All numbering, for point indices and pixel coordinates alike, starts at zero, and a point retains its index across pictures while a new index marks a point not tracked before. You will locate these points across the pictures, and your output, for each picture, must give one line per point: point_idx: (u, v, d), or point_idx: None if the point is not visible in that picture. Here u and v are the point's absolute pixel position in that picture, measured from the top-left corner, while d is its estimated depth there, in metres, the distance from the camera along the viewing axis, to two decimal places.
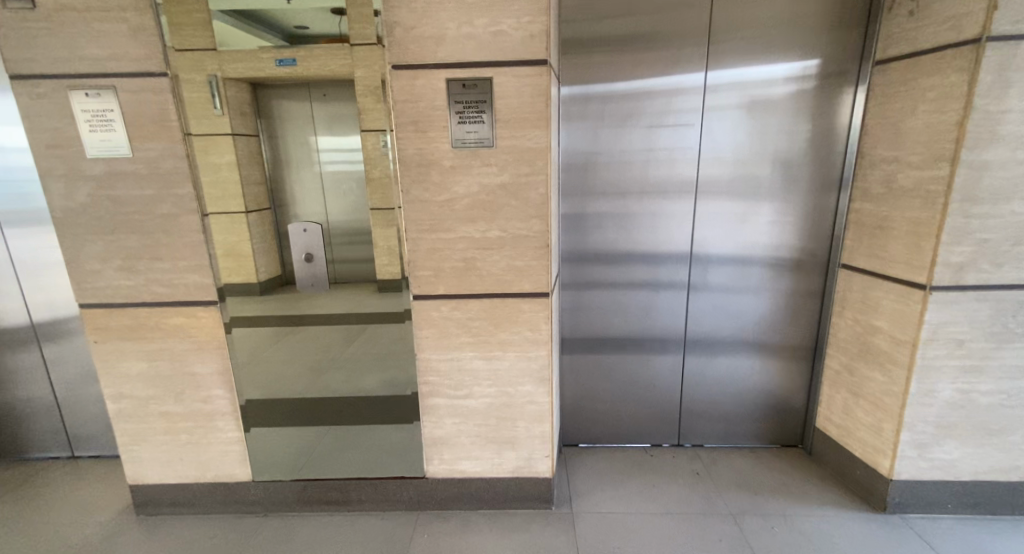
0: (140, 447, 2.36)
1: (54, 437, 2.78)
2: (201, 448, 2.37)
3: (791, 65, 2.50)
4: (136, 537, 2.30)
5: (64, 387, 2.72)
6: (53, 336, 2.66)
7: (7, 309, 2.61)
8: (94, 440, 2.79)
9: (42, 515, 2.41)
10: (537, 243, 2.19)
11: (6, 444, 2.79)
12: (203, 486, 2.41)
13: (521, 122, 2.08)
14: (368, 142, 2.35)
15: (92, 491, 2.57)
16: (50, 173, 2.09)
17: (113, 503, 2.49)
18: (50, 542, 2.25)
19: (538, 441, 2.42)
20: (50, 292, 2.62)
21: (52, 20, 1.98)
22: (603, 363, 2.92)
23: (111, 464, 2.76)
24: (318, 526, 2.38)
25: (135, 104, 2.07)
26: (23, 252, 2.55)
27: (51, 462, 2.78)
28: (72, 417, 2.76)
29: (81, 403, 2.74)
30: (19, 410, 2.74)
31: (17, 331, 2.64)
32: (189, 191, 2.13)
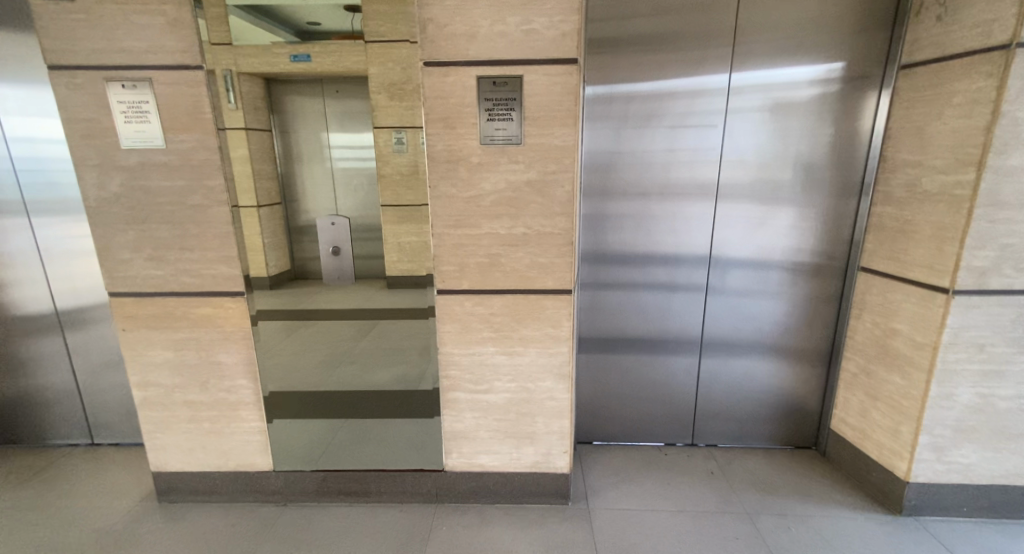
0: (164, 434, 2.39)
1: (75, 423, 2.82)
2: (224, 437, 2.40)
3: (815, 68, 2.51)
4: (158, 524, 2.33)
5: (87, 374, 2.75)
6: (78, 323, 2.69)
7: (34, 296, 2.64)
8: (115, 427, 2.83)
9: (66, 500, 2.44)
10: (561, 241, 2.22)
11: (27, 429, 2.82)
12: (225, 474, 2.44)
13: (549, 120, 2.10)
14: (381, 139, 2.57)
15: (114, 477, 2.60)
16: (85, 164, 2.13)
17: (134, 491, 2.52)
18: (75, 527, 2.29)
19: (556, 437, 2.44)
20: (76, 280, 2.64)
21: (91, 12, 2.01)
22: (620, 362, 2.94)
23: (131, 451, 2.80)
24: (337, 516, 2.41)
25: (170, 97, 2.10)
26: (51, 241, 2.58)
27: (72, 448, 2.82)
28: (94, 404, 2.79)
29: (103, 391, 2.78)
30: (42, 396, 2.77)
31: (43, 318, 2.67)
32: (220, 183, 2.16)
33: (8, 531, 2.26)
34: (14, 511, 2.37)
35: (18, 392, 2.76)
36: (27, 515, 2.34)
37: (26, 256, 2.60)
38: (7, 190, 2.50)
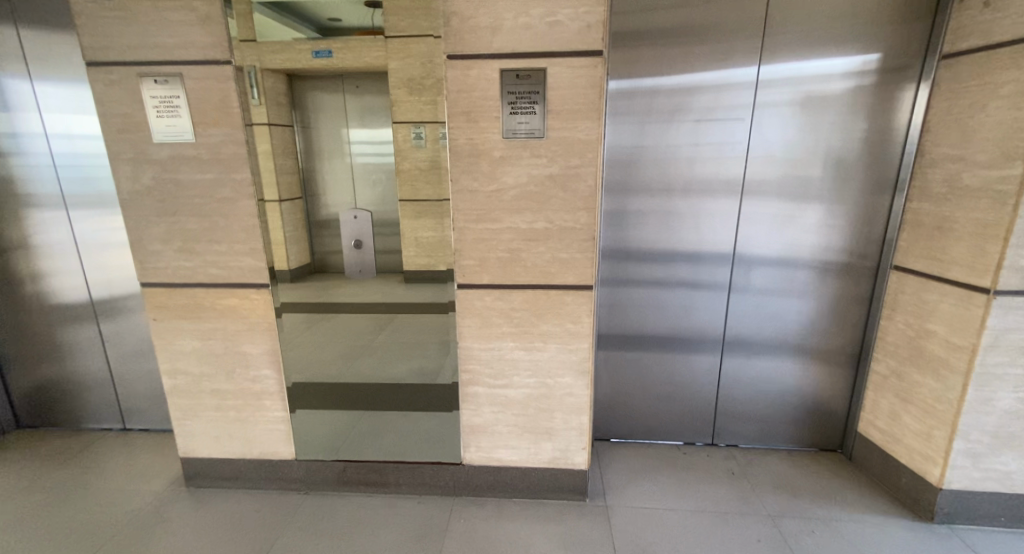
0: (192, 421, 2.46)
1: (108, 409, 2.91)
2: (249, 426, 2.46)
3: (849, 59, 2.43)
4: (186, 508, 2.39)
5: (121, 362, 2.84)
6: (112, 312, 2.77)
7: (70, 287, 2.73)
8: (146, 414, 2.92)
9: (98, 482, 2.53)
10: (583, 236, 2.20)
11: (62, 413, 2.92)
12: (249, 461, 2.50)
13: (572, 113, 2.08)
14: (398, 135, 2.94)
15: (144, 461, 2.68)
16: (119, 157, 2.19)
17: (162, 475, 2.59)
18: (108, 508, 2.37)
19: (575, 433, 2.42)
20: (110, 271, 2.71)
21: (126, 8, 2.06)
22: (640, 360, 2.91)
23: (160, 437, 2.88)
24: (358, 506, 2.44)
25: (200, 91, 2.14)
26: (87, 233, 2.65)
27: (104, 432, 2.91)
28: (126, 391, 2.88)
29: (135, 378, 2.86)
30: (77, 382, 2.87)
31: (79, 308, 2.76)
32: (247, 176, 2.20)
33: (45, 509, 2.35)
34: (51, 491, 2.47)
35: (56, 377, 2.87)
36: (63, 496, 2.43)
37: (64, 248, 2.67)
38: (45, 183, 2.58)
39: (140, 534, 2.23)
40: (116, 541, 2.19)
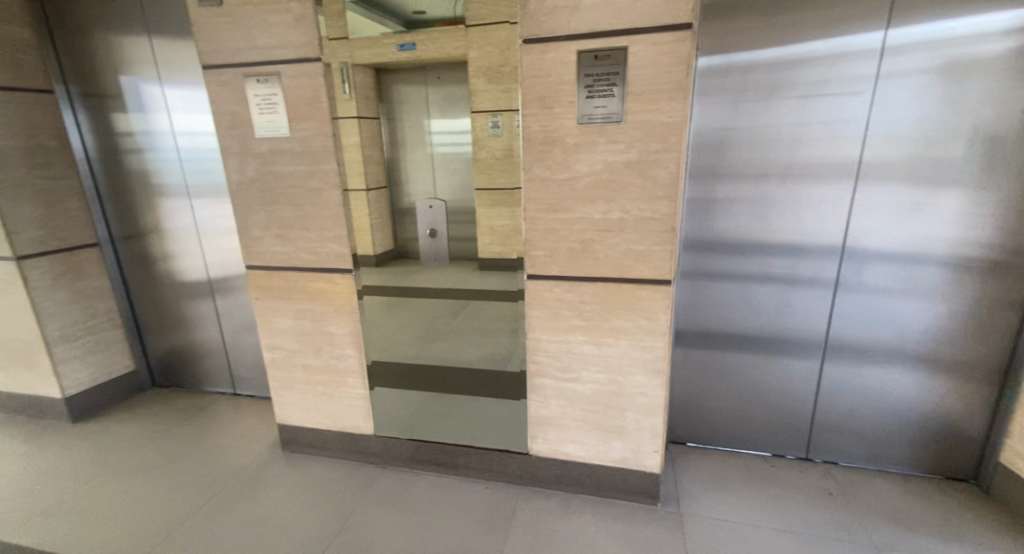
0: (286, 391, 2.70)
1: (221, 374, 3.31)
2: (333, 400, 2.65)
3: (1009, 15, 2.00)
4: (280, 469, 2.65)
5: (233, 335, 3.19)
6: (225, 289, 3.10)
7: (192, 266, 3.10)
8: (252, 381, 3.27)
9: (212, 438, 2.87)
10: (662, 227, 2.05)
11: (186, 375, 3.36)
12: (334, 433, 2.70)
13: (654, 94, 1.93)
14: (478, 123, 2.61)
15: (248, 423, 3.01)
16: (228, 151, 2.43)
17: (262, 438, 2.89)
18: (219, 461, 2.69)
19: (647, 435, 2.31)
20: (223, 253, 3.03)
21: (234, 14, 2.26)
22: (724, 362, 2.69)
23: (262, 403, 3.21)
24: (429, 484, 2.55)
25: (293, 88, 2.30)
26: (205, 219, 2.98)
27: (219, 395, 3.31)
28: (236, 360, 3.24)
29: (242, 349, 3.21)
30: (197, 349, 3.28)
31: (200, 285, 3.13)
32: (333, 167, 2.34)
33: (170, 457, 2.71)
34: (177, 442, 2.85)
35: (181, 345, 3.29)
36: (184, 447, 2.79)
37: (188, 233, 3.03)
38: (173, 175, 2.92)
39: (242, 488, 2.50)
40: (223, 491, 2.48)
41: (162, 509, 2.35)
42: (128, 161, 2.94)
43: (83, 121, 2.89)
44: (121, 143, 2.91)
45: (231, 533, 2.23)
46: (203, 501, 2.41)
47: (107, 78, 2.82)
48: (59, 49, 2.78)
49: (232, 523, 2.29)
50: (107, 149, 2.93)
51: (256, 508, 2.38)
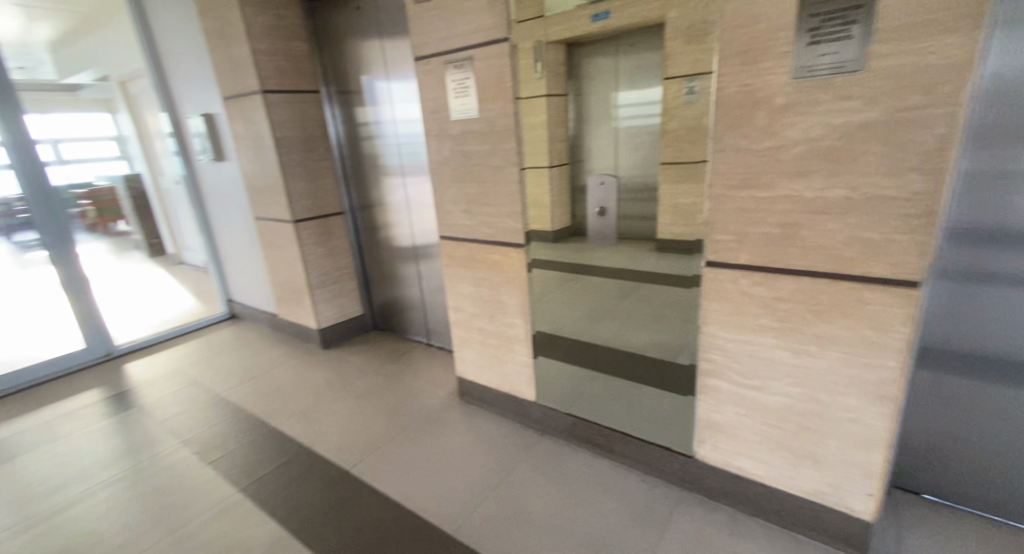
0: (466, 350, 3.02)
1: (419, 325, 3.87)
2: (502, 362, 2.87)
3: None
4: (457, 417, 3.00)
5: (430, 294, 3.69)
6: (426, 254, 3.59)
7: (404, 234, 3.65)
8: (442, 335, 3.74)
9: (409, 379, 3.41)
10: (908, 208, 1.60)
11: (396, 323, 4.03)
12: (502, 393, 2.94)
13: (920, 30, 1.47)
14: (669, 91, 2.02)
15: (434, 371, 3.48)
16: (430, 134, 2.76)
17: (444, 386, 3.31)
18: (413, 401, 3.16)
19: (856, 470, 1.89)
20: (425, 223, 3.50)
21: (439, 6, 2.50)
22: (1003, 400, 1.98)
23: (445, 355, 3.67)
24: (585, 462, 2.58)
25: (484, 70, 2.46)
26: (413, 194, 3.46)
27: (416, 343, 3.90)
28: (429, 315, 3.76)
29: (434, 306, 3.70)
30: (401, 303, 3.91)
31: (408, 250, 3.68)
32: (514, 145, 2.45)
33: (379, 388, 3.32)
34: (390, 379, 3.40)
35: (393, 298, 3.94)
36: (394, 386, 3.33)
37: (402, 206, 3.57)
38: (393, 157, 3.46)
39: (426, 426, 2.93)
40: (412, 424, 2.94)
41: (370, 428, 2.91)
42: (364, 146, 3.58)
43: (337, 114, 3.60)
44: (359, 132, 3.55)
45: (416, 461, 2.63)
46: (398, 429, 2.90)
47: (353, 79, 3.43)
48: (324, 59, 3.48)
49: (418, 453, 2.69)
50: (351, 137, 3.61)
51: (436, 445, 2.76)
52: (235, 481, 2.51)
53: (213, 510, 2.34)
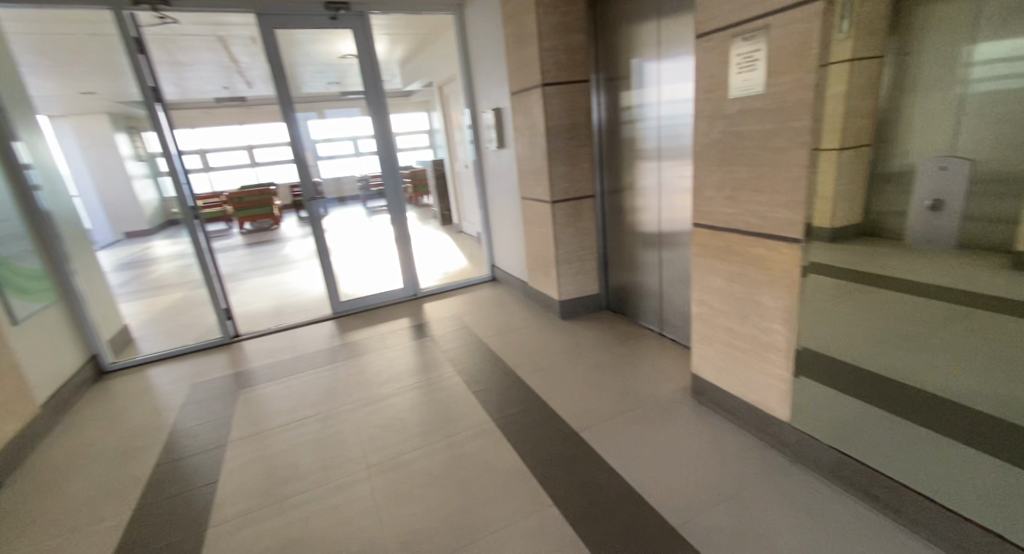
0: (703, 357, 2.39)
1: (651, 310, 3.22)
2: (752, 372, 2.14)
3: None
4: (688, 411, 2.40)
5: (670, 282, 3.01)
6: (671, 243, 2.94)
7: (654, 222, 3.02)
8: (679, 327, 3.02)
9: (641, 357, 2.92)
10: None
11: (631, 306, 3.41)
12: (747, 406, 2.20)
13: None
14: None
15: (661, 359, 2.87)
16: None
17: (677, 379, 2.67)
18: (634, 387, 2.64)
19: None
20: (678, 213, 2.83)
21: None
22: None
23: (682, 350, 2.93)
24: (850, 513, 1.78)
25: (785, 38, 1.75)
26: (666, 181, 2.86)
27: (647, 330, 3.24)
28: (668, 305, 3.06)
29: (675, 297, 2.98)
30: (639, 289, 3.29)
31: (649, 235, 3.08)
32: (810, 122, 1.72)
33: (609, 362, 2.91)
34: (612, 355, 2.99)
35: (632, 281, 3.35)
36: (616, 363, 2.89)
37: (652, 192, 2.97)
38: (651, 140, 2.89)
39: (664, 416, 2.39)
40: (648, 409, 2.45)
41: (607, 399, 2.56)
42: (623, 133, 3.10)
43: (602, 102, 3.19)
44: (622, 118, 3.08)
45: (660, 446, 2.18)
46: (632, 410, 2.45)
47: (621, 63, 2.97)
48: (599, 47, 3.11)
49: (665, 440, 2.21)
50: (613, 122, 3.16)
51: (681, 434, 2.25)
52: (492, 414, 2.60)
53: (475, 430, 2.48)
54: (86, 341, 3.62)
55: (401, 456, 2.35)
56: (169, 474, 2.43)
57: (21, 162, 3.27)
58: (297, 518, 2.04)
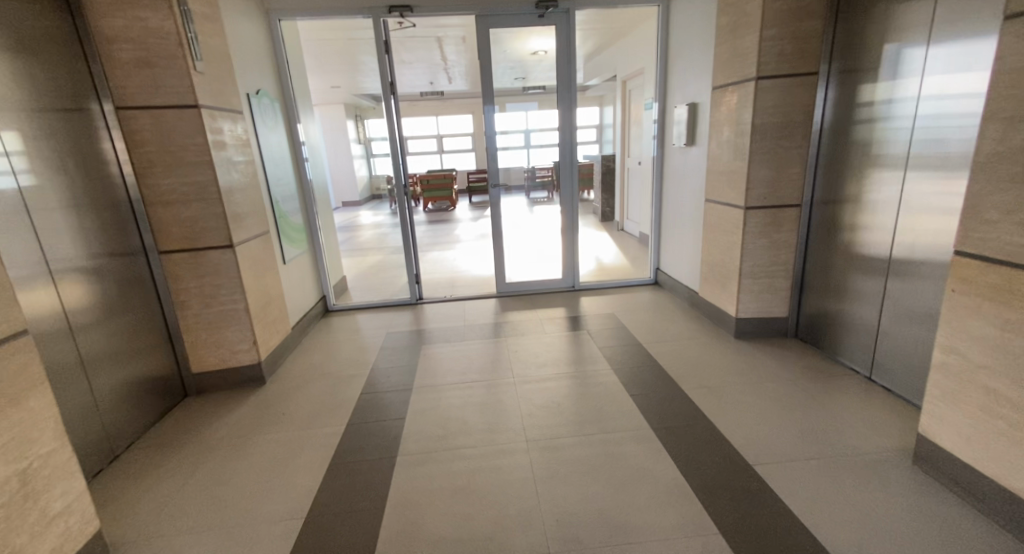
0: (936, 418, 1.97)
1: (861, 352, 2.76)
2: (1017, 451, 1.70)
3: None
4: (907, 477, 2.02)
5: (893, 319, 2.55)
6: (909, 272, 2.45)
7: (885, 242, 2.56)
8: (900, 378, 2.53)
9: (837, 399, 2.55)
10: None
11: (829, 340, 2.98)
12: (1003, 492, 1.76)
13: None
14: None
15: (867, 408, 2.46)
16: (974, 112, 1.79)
17: (888, 433, 2.27)
18: (829, 434, 2.30)
19: None
20: (925, 235, 2.35)
21: None
22: None
23: (898, 405, 2.46)
24: None
25: None
26: (915, 194, 2.38)
27: (851, 372, 2.79)
28: (887, 347, 2.60)
29: (902, 339, 2.52)
30: (846, 323, 2.85)
31: (876, 262, 2.63)
32: None
33: (796, 398, 2.59)
34: (802, 391, 2.64)
35: (836, 312, 2.92)
36: (807, 401, 2.55)
37: (888, 207, 2.53)
38: (896, 145, 2.46)
39: (862, 472, 2.06)
40: (842, 458, 2.14)
41: (787, 434, 2.32)
42: (854, 133, 2.70)
43: (830, 96, 2.82)
44: (855, 115, 2.68)
45: (852, 502, 1.92)
46: (819, 454, 2.17)
47: (868, 50, 2.58)
48: (837, 32, 2.75)
49: (859, 496, 1.94)
50: (841, 120, 2.77)
51: (882, 494, 1.95)
52: (650, 420, 2.53)
53: (632, 432, 2.44)
54: (320, 284, 4.43)
55: (561, 438, 2.44)
56: (363, 405, 2.85)
57: (298, 138, 4.10)
58: (464, 470, 2.27)
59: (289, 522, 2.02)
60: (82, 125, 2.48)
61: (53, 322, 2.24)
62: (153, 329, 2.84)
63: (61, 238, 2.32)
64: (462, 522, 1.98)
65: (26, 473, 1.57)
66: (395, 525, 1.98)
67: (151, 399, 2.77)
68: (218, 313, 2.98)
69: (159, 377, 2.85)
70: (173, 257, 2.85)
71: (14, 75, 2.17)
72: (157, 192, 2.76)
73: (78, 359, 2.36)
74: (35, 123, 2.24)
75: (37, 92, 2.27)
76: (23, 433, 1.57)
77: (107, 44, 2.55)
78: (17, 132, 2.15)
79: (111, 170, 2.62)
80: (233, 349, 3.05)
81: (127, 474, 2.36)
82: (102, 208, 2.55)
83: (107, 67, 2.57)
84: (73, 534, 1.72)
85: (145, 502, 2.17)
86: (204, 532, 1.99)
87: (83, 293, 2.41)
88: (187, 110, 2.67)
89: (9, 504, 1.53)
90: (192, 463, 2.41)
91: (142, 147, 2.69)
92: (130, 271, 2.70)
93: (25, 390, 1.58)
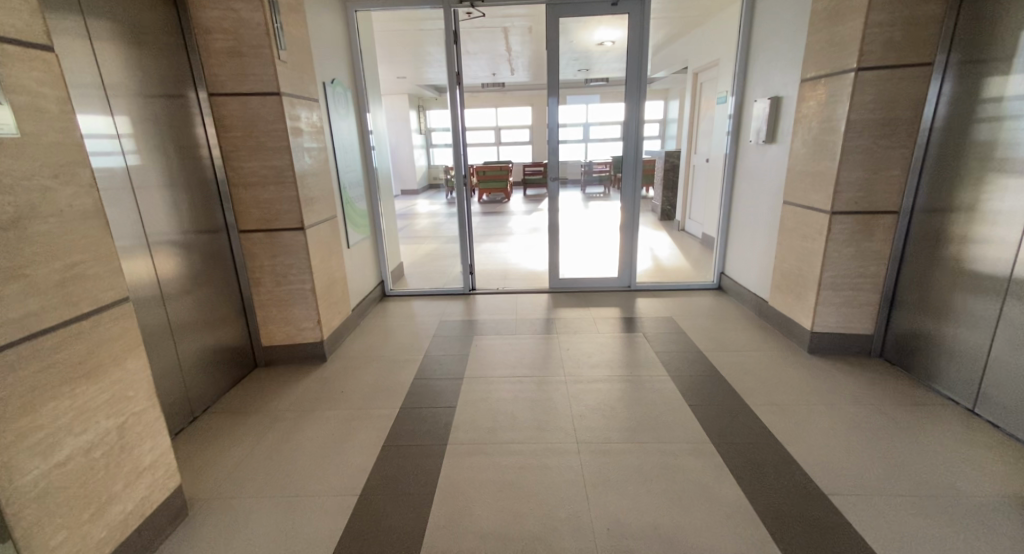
0: None
1: (965, 381, 2.51)
2: None
3: None
4: (1013, 526, 1.82)
5: (1006, 347, 2.31)
6: None
7: (1004, 259, 2.31)
8: (1011, 413, 2.29)
9: (928, 432, 2.34)
10: None
11: (924, 363, 2.74)
12: None
13: None
14: None
15: (967, 445, 2.24)
16: None
17: (991, 474, 2.06)
18: (920, 469, 2.11)
19: None
20: None
21: None
22: None
23: (1004, 446, 2.23)
24: None
25: None
26: None
27: (948, 403, 2.55)
28: (997, 378, 2.36)
29: (1017, 370, 2.27)
30: (947, 347, 2.60)
31: (991, 280, 2.37)
32: None
33: (880, 426, 2.39)
34: (887, 419, 2.43)
35: (934, 333, 2.68)
36: (891, 430, 2.36)
37: (1013, 217, 2.26)
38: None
39: (958, 514, 1.88)
40: (933, 497, 1.96)
41: (868, 463, 2.15)
42: (974, 132, 2.43)
43: (946, 89, 2.55)
44: (977, 111, 2.41)
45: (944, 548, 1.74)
46: (906, 490, 2.00)
47: (1000, 38, 2.29)
48: (962, 17, 2.47)
49: (954, 542, 1.77)
50: (957, 117, 2.50)
51: (983, 542, 1.76)
52: (710, 434, 2.39)
53: (691, 443, 2.33)
54: (379, 268, 4.53)
55: (611, 443, 2.35)
56: (413, 391, 2.87)
57: (366, 127, 4.19)
58: (514, 465, 2.23)
59: (346, 498, 2.06)
60: (181, 108, 2.62)
61: (149, 289, 2.39)
62: (231, 302, 3.00)
63: (158, 212, 2.46)
64: (512, 518, 1.95)
65: (122, 428, 1.68)
66: (445, 514, 1.97)
67: (225, 367, 2.92)
68: (288, 292, 3.10)
69: (233, 348, 3.00)
70: (251, 236, 2.99)
71: (125, 59, 2.31)
72: (240, 174, 2.89)
73: (167, 325, 2.51)
74: (142, 102, 2.38)
75: (145, 75, 2.41)
76: (121, 391, 1.67)
77: (204, 34, 2.69)
78: (126, 112, 2.29)
79: (203, 151, 2.76)
80: (299, 327, 3.17)
81: (202, 437, 2.49)
82: (193, 185, 2.69)
83: (204, 55, 2.71)
84: (158, 488, 1.83)
85: (218, 463, 2.28)
86: (269, 499, 2.06)
87: (175, 265, 2.56)
88: (270, 97, 2.77)
89: (108, 455, 1.64)
90: (258, 431, 2.51)
91: (230, 131, 2.82)
92: (214, 247, 2.85)
93: (127, 351, 1.69)
